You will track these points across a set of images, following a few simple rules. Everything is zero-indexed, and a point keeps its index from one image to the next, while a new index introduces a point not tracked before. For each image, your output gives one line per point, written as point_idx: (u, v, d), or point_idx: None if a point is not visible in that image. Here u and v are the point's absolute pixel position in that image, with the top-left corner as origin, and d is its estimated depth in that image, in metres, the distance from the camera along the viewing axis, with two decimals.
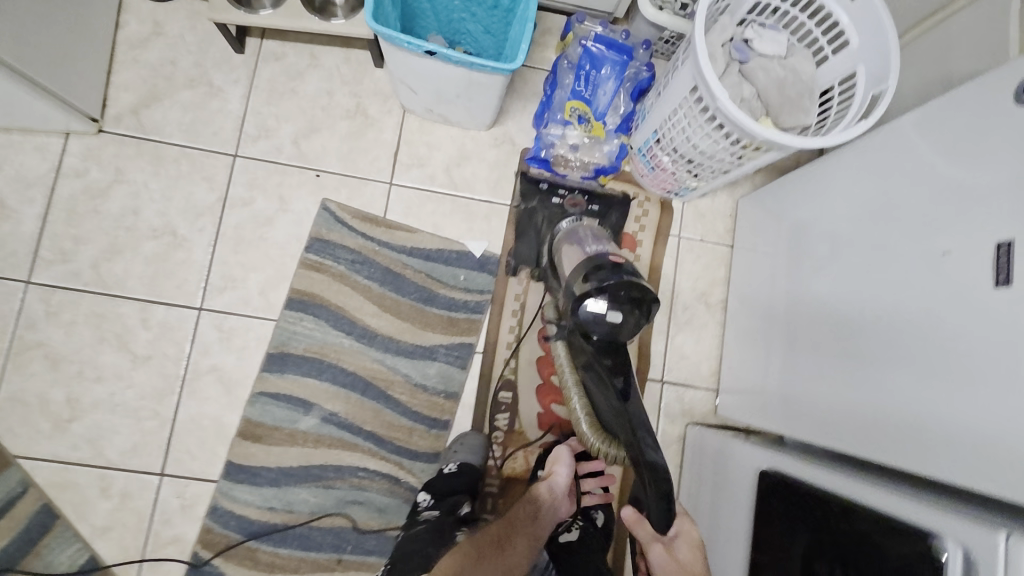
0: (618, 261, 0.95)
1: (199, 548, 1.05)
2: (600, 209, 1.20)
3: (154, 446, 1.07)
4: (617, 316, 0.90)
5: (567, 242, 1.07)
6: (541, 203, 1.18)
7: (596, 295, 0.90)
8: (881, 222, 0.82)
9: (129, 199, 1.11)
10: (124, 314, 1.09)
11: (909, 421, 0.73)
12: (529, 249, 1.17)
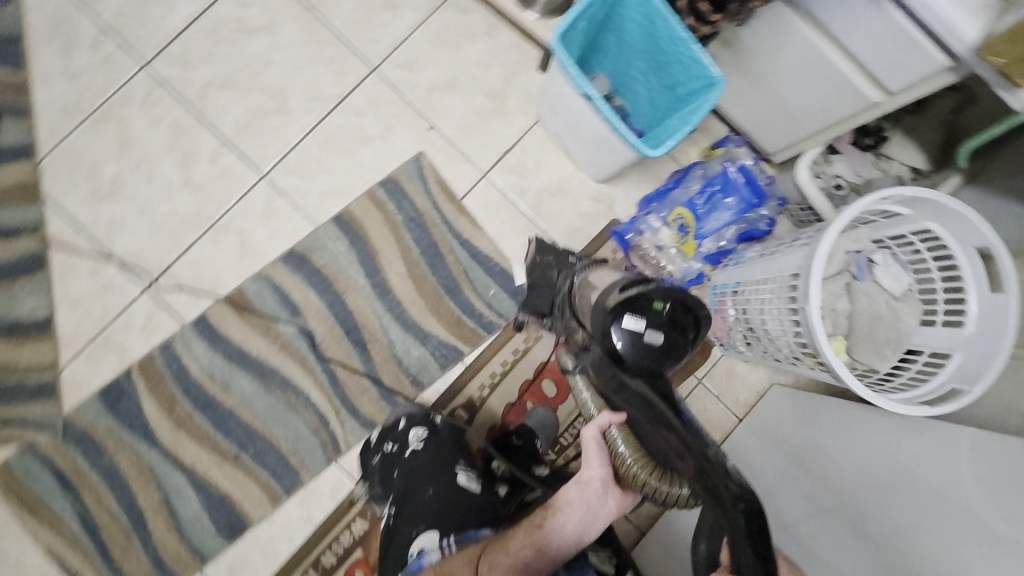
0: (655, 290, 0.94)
1: (136, 367, 1.11)
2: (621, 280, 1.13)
3: (155, 261, 1.13)
4: (659, 339, 0.87)
5: (583, 287, 1.03)
6: (558, 257, 1.13)
7: (631, 313, 0.88)
8: (883, 519, 0.77)
9: (267, 52, 1.16)
10: (202, 141, 1.14)
11: None
12: (543, 300, 1.11)
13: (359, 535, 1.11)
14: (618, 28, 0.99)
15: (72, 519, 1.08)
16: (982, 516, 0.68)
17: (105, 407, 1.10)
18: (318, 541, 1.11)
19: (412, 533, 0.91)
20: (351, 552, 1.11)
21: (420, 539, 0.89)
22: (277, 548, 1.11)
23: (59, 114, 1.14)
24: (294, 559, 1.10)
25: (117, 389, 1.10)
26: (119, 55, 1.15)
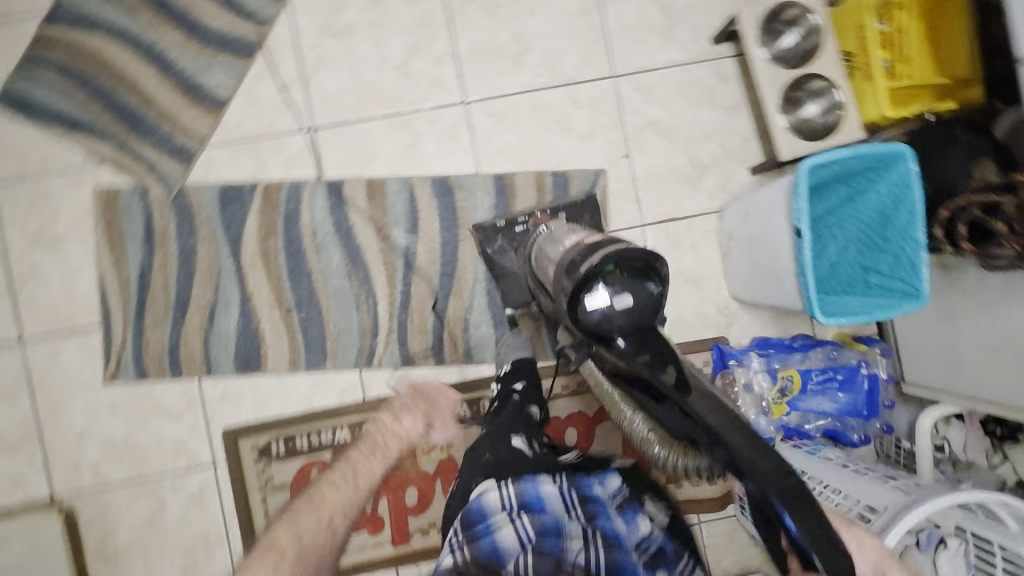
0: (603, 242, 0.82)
1: (263, 186, 1.16)
2: (568, 215, 1.12)
3: (335, 112, 1.17)
4: (625, 300, 0.74)
5: (543, 249, 0.98)
6: (503, 235, 1.13)
7: (585, 291, 0.75)
8: None
9: (539, 3, 1.18)
10: (437, 41, 1.17)
11: None
12: (519, 292, 1.13)
13: (339, 442, 1.15)
14: (856, 190, 0.94)
15: (134, 269, 1.14)
16: None
17: (219, 200, 1.15)
18: (305, 424, 1.15)
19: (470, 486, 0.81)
20: (323, 450, 1.15)
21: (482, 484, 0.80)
22: (270, 405, 1.16)
23: None
24: (278, 423, 1.15)
25: (237, 192, 1.16)
26: None
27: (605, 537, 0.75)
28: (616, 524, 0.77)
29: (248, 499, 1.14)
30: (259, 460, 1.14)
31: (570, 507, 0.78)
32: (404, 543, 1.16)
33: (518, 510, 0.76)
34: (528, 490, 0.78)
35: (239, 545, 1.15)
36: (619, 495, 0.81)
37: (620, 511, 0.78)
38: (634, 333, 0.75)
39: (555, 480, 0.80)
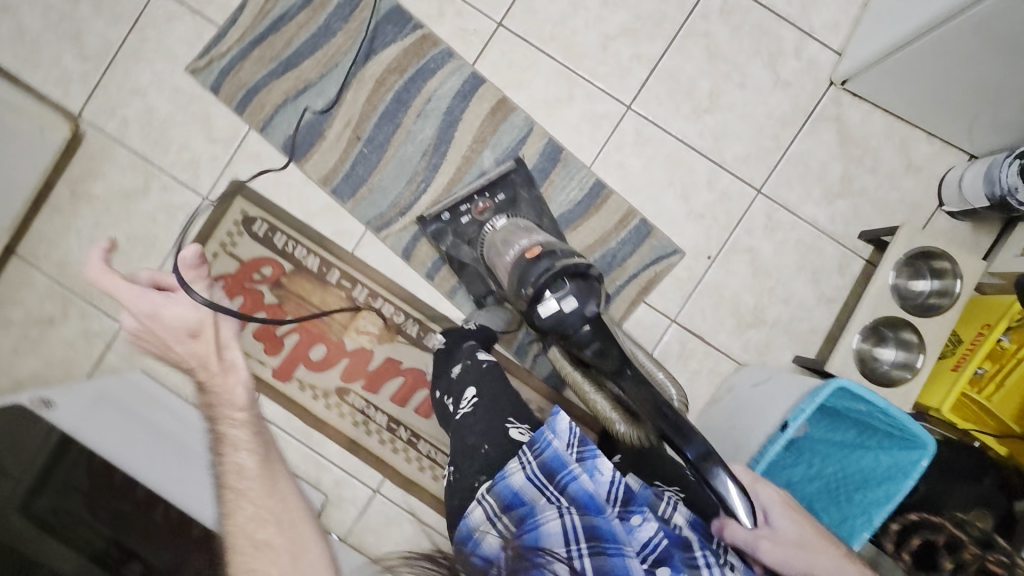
0: (535, 251, 0.92)
1: (425, 31, 1.17)
2: (507, 198, 1.12)
3: (528, 26, 1.16)
4: (573, 302, 0.85)
5: (495, 253, 1.03)
6: (454, 231, 1.12)
7: (538, 303, 0.86)
8: None
9: (755, 84, 1.15)
10: (653, 43, 1.15)
11: None
12: (480, 282, 1.13)
13: (304, 265, 1.18)
14: (861, 442, 0.90)
15: (279, 7, 1.17)
16: None
17: (385, 14, 1.17)
18: (293, 230, 1.17)
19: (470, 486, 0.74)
20: (289, 261, 1.18)
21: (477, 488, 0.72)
22: (283, 194, 1.18)
23: None
24: (275, 211, 1.18)
25: (403, 19, 1.17)
26: None
27: (584, 505, 0.64)
28: (583, 481, 0.66)
29: (205, 243, 1.18)
30: (237, 223, 1.18)
31: (546, 488, 0.67)
32: (282, 380, 1.18)
33: (497, 513, 0.66)
34: (500, 492, 0.68)
35: (169, 270, 1.19)
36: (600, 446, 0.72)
37: (618, 514, 0.65)
38: (590, 321, 0.85)
39: (522, 464, 0.69)
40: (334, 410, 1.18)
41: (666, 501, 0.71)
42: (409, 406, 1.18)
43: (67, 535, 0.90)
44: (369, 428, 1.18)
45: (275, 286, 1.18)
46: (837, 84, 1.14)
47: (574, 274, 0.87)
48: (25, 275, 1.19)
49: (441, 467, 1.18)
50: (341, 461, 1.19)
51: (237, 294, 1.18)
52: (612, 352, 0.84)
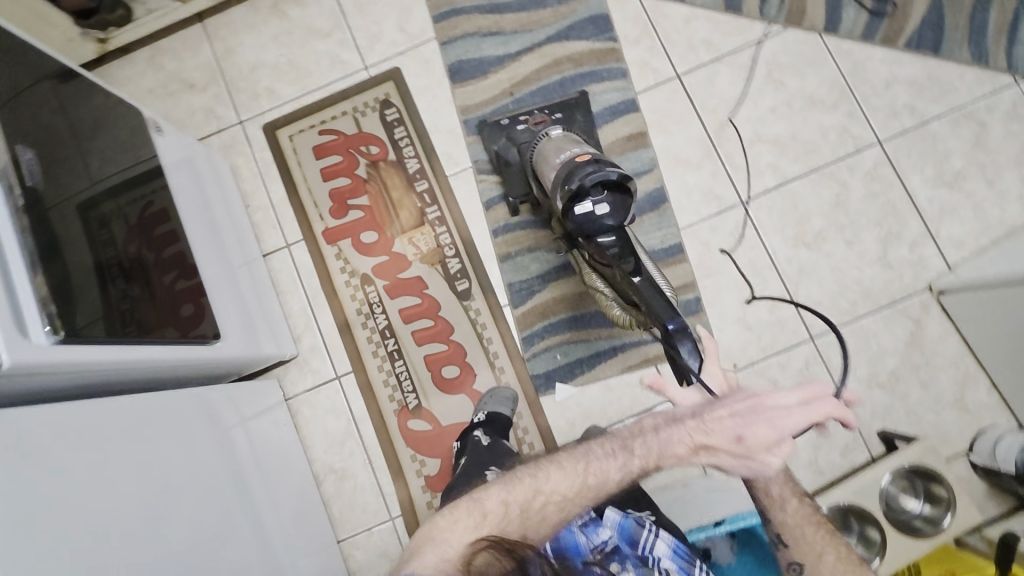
0: (586, 155, 0.94)
1: (615, 47, 1.27)
2: (564, 117, 1.19)
3: (699, 91, 1.25)
4: (605, 207, 0.89)
5: (542, 159, 1.05)
6: (507, 133, 1.20)
7: (574, 203, 0.90)
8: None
9: (861, 249, 1.18)
10: (794, 165, 1.21)
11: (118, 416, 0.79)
12: (521, 185, 1.18)
13: (403, 163, 1.27)
14: None
15: None
16: None
17: (592, 15, 1.28)
18: (413, 132, 1.28)
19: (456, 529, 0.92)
20: (395, 153, 1.28)
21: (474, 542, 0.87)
22: (425, 101, 1.29)
23: (860, 59, 1.23)
24: (411, 109, 1.29)
25: (604, 28, 1.27)
26: (900, 125, 1.20)
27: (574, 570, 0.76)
28: (576, 535, 0.79)
29: (342, 100, 1.30)
30: (375, 100, 1.29)
31: None
32: (326, 241, 1.26)
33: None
34: None
35: (300, 103, 1.31)
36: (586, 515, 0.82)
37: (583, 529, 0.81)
38: (614, 232, 0.90)
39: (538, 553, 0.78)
40: (350, 290, 1.25)
41: (649, 528, 0.82)
42: (410, 326, 1.23)
43: (98, 234, 0.83)
44: (366, 323, 1.24)
45: (371, 166, 1.28)
46: (933, 292, 1.16)
47: (609, 181, 0.90)
48: (197, 41, 1.33)
49: (400, 392, 1.22)
50: (328, 336, 1.24)
51: (339, 153, 1.28)
52: (626, 258, 0.87)
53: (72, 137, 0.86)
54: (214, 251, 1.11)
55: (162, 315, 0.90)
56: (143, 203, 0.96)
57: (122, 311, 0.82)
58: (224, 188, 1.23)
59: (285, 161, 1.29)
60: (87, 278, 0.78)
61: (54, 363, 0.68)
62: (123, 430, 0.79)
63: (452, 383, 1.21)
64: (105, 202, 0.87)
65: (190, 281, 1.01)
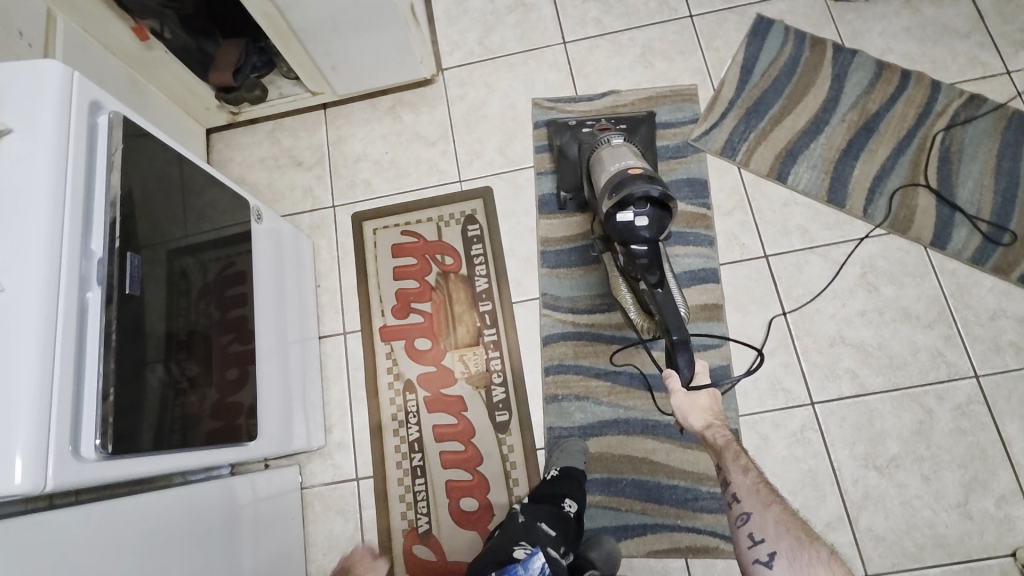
0: (636, 171, 0.97)
1: (708, 213, 1.26)
2: (627, 128, 1.28)
3: (785, 275, 1.21)
4: (646, 221, 0.92)
5: (600, 159, 1.10)
6: (570, 133, 1.29)
7: (617, 211, 0.93)
8: None
9: (939, 488, 1.07)
10: (876, 377, 1.13)
11: (140, 520, 0.78)
12: (572, 175, 1.28)
13: (473, 281, 1.28)
14: None
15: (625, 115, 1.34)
16: None
17: (690, 177, 1.29)
18: (491, 253, 1.30)
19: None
20: (467, 268, 1.29)
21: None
22: (508, 224, 1.31)
23: (964, 281, 1.16)
24: (493, 229, 1.31)
25: (699, 192, 1.27)
26: (1001, 362, 1.11)
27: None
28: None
29: (431, 207, 1.34)
30: (461, 214, 1.33)
31: None
32: (380, 338, 1.27)
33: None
34: None
35: (392, 202, 1.36)
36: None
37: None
38: (649, 244, 0.94)
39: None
40: (391, 393, 1.24)
41: None
42: (439, 445, 1.20)
43: (180, 307, 0.85)
44: (398, 431, 1.22)
45: (443, 276, 1.30)
46: (1017, 560, 1.02)
47: (654, 197, 0.92)
48: (315, 125, 1.43)
49: (413, 512, 1.17)
50: (359, 433, 1.23)
51: (415, 257, 1.31)
52: (653, 271, 0.95)
53: (179, 190, 0.91)
54: (274, 333, 1.13)
55: (209, 373, 0.89)
56: (226, 262, 1.00)
57: (180, 378, 0.82)
58: (301, 268, 1.28)
59: (363, 252, 1.33)
60: (158, 351, 0.77)
61: (92, 480, 0.65)
62: (143, 521, 0.79)
63: (466, 518, 1.16)
64: (190, 257, 0.90)
65: (244, 346, 1.00)
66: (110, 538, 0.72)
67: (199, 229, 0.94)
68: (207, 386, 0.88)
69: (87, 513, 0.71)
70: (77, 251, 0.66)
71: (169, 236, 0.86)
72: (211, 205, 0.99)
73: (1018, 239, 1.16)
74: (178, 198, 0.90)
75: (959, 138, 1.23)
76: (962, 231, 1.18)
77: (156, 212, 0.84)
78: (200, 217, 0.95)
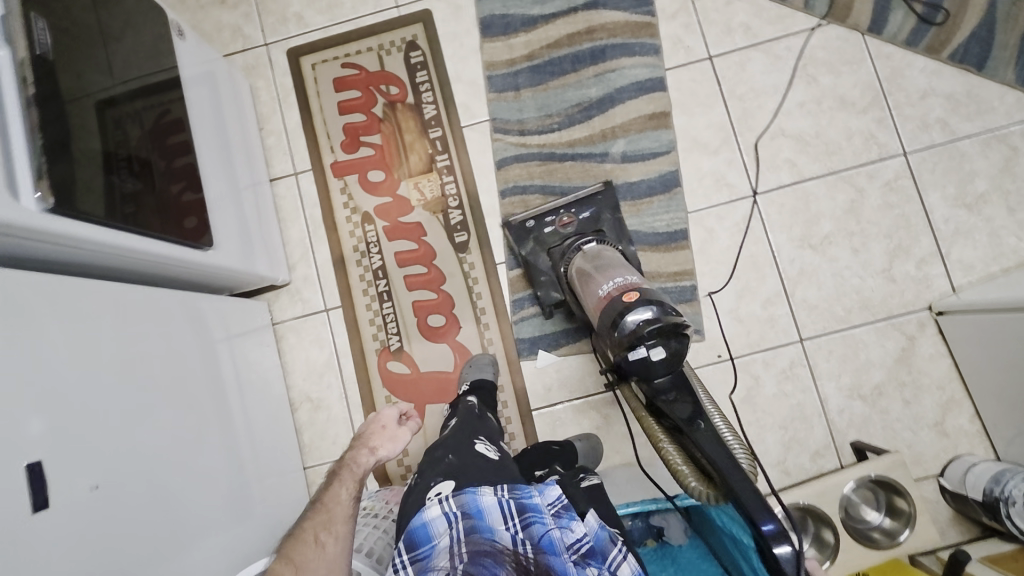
0: (631, 294, 0.86)
1: (653, 20, 1.24)
2: (591, 215, 1.13)
3: (726, 75, 1.22)
4: (662, 353, 0.81)
5: (585, 282, 1.00)
6: (535, 240, 1.13)
7: (632, 350, 0.82)
8: (157, 481, 0.82)
9: (867, 258, 1.15)
10: (815, 164, 1.18)
11: (99, 308, 0.82)
12: (553, 293, 1.12)
13: (420, 110, 1.27)
14: None
15: None
16: (113, 548, 0.73)
17: None
18: (436, 79, 1.27)
19: (427, 483, 0.78)
20: (414, 96, 1.27)
21: (441, 485, 0.76)
22: (452, 48, 1.28)
23: (896, 65, 1.19)
24: (436, 54, 1.27)
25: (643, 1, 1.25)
26: (927, 138, 1.17)
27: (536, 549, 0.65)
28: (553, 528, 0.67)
29: (369, 36, 1.29)
30: (401, 43, 1.28)
31: (510, 519, 0.68)
32: (333, 174, 1.27)
33: (456, 516, 0.69)
34: (465, 500, 0.70)
35: (329, 34, 1.30)
36: (558, 501, 0.70)
37: (555, 518, 0.68)
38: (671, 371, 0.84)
39: (496, 490, 0.71)
40: (349, 226, 1.25)
41: (619, 548, 0.70)
42: (403, 270, 1.23)
43: (112, 133, 0.84)
44: (359, 261, 1.24)
45: (389, 107, 1.27)
46: (932, 311, 1.12)
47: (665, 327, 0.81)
48: None
49: (384, 333, 1.23)
50: (322, 267, 1.25)
51: (359, 91, 1.28)
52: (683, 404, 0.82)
53: (100, 39, 0.86)
54: (223, 163, 1.12)
55: (163, 225, 0.91)
56: (159, 110, 0.96)
57: (120, 200, 0.83)
58: (239, 105, 1.24)
59: (304, 88, 1.29)
60: (92, 159, 0.79)
61: (36, 229, 0.70)
62: (105, 309, 0.83)
63: (433, 333, 1.22)
64: (123, 103, 0.88)
65: (197, 195, 1.01)
66: (64, 304, 0.77)
67: (122, 45, 0.91)
68: (149, 198, 0.89)
69: (41, 283, 0.74)
70: None
71: (94, 87, 0.83)
72: (137, 28, 0.95)
73: (950, 18, 1.18)
74: (95, 9, 0.86)
75: None
76: (897, 17, 1.20)
77: (70, 12, 0.81)
78: (119, 33, 0.91)
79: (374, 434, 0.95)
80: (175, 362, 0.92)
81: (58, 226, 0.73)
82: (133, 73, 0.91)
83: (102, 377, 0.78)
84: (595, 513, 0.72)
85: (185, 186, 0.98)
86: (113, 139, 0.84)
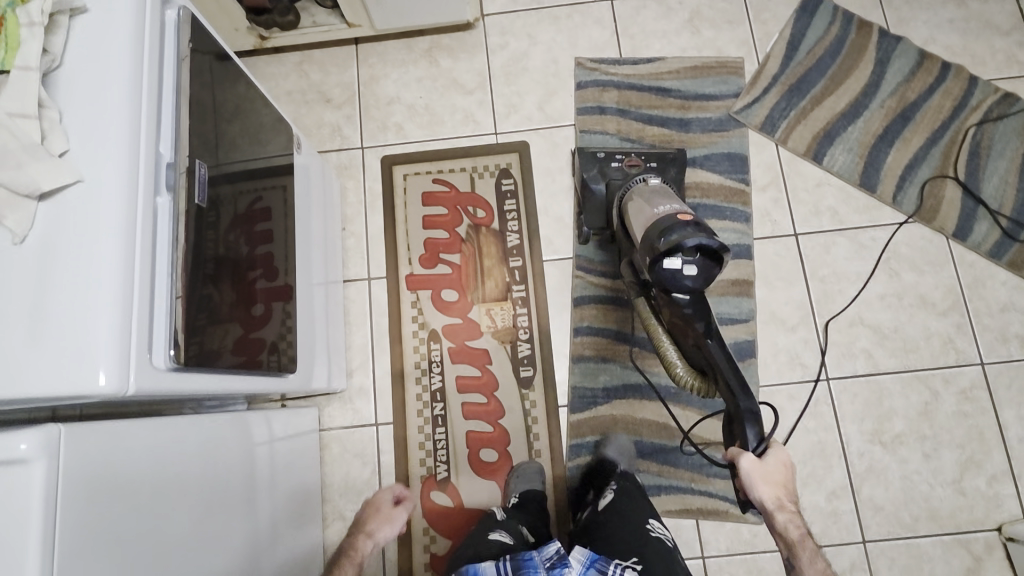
0: (687, 215, 0.87)
1: (744, 188, 1.27)
2: (658, 167, 1.16)
3: (810, 254, 1.24)
4: (695, 269, 0.84)
5: (643, 200, 0.99)
6: (600, 167, 1.16)
7: (666, 259, 0.84)
8: None
9: (937, 465, 1.13)
10: (893, 359, 1.18)
11: (193, 445, 0.78)
12: (599, 218, 1.17)
13: (504, 237, 1.28)
14: None
15: (670, 82, 1.33)
16: None
17: (730, 152, 1.29)
18: (525, 209, 1.29)
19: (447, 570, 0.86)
20: (499, 223, 1.28)
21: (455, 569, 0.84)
22: (543, 182, 1.30)
23: (978, 273, 1.21)
24: (527, 185, 1.30)
25: (736, 168, 1.28)
26: (1005, 352, 1.17)
27: None
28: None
29: (465, 157, 1.32)
30: (495, 169, 1.31)
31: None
32: (407, 286, 1.26)
33: None
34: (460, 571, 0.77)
35: (426, 148, 1.33)
36: (552, 555, 0.78)
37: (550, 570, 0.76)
38: (692, 292, 0.87)
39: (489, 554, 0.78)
40: (415, 341, 1.23)
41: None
42: (462, 395, 1.21)
43: (208, 216, 0.74)
44: (419, 378, 1.22)
45: (474, 229, 1.28)
46: (1001, 534, 1.09)
47: (708, 247, 0.84)
48: (348, 62, 1.37)
49: (433, 460, 1.18)
50: (380, 378, 1.23)
51: (447, 207, 1.29)
52: (701, 320, 0.87)
53: (212, 117, 0.78)
54: (310, 270, 1.11)
55: (234, 308, 0.80)
56: (252, 196, 0.89)
57: (200, 309, 0.71)
58: (328, 204, 1.23)
59: (393, 196, 1.30)
60: (189, 277, 0.68)
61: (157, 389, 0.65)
62: (195, 446, 0.79)
63: (482, 468, 1.18)
64: (223, 185, 0.79)
65: (270, 283, 0.93)
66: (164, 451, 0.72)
67: (228, 122, 0.83)
68: (228, 298, 0.79)
69: (145, 429, 0.70)
70: (151, 150, 0.66)
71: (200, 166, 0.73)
72: (239, 107, 0.87)
73: None
74: (208, 85, 0.79)
75: (989, 133, 1.27)
76: (982, 226, 1.22)
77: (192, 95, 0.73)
78: (225, 109, 0.83)
79: (371, 517, 0.98)
80: (244, 495, 0.88)
81: (177, 381, 0.68)
82: (235, 156, 0.84)
83: (188, 527, 0.73)
84: (583, 551, 0.79)
85: (260, 274, 0.90)
86: (206, 233, 0.74)
